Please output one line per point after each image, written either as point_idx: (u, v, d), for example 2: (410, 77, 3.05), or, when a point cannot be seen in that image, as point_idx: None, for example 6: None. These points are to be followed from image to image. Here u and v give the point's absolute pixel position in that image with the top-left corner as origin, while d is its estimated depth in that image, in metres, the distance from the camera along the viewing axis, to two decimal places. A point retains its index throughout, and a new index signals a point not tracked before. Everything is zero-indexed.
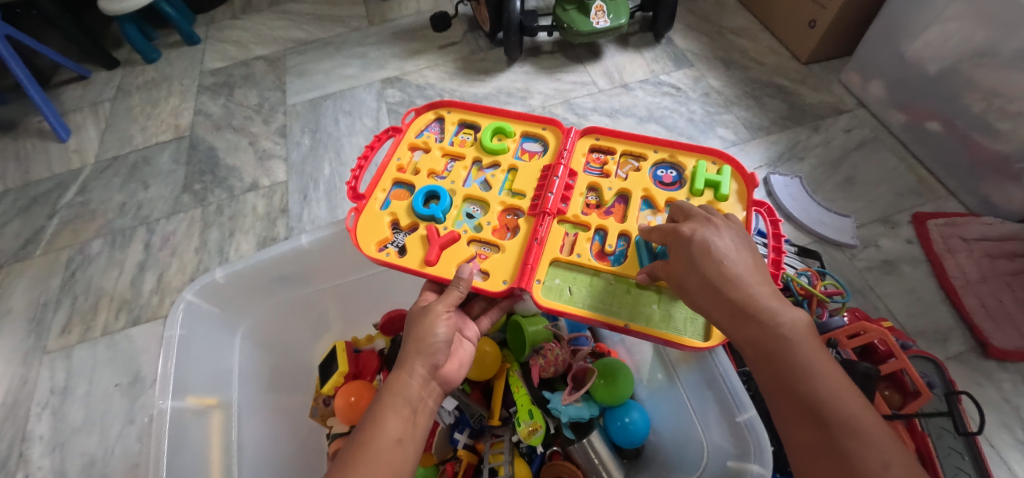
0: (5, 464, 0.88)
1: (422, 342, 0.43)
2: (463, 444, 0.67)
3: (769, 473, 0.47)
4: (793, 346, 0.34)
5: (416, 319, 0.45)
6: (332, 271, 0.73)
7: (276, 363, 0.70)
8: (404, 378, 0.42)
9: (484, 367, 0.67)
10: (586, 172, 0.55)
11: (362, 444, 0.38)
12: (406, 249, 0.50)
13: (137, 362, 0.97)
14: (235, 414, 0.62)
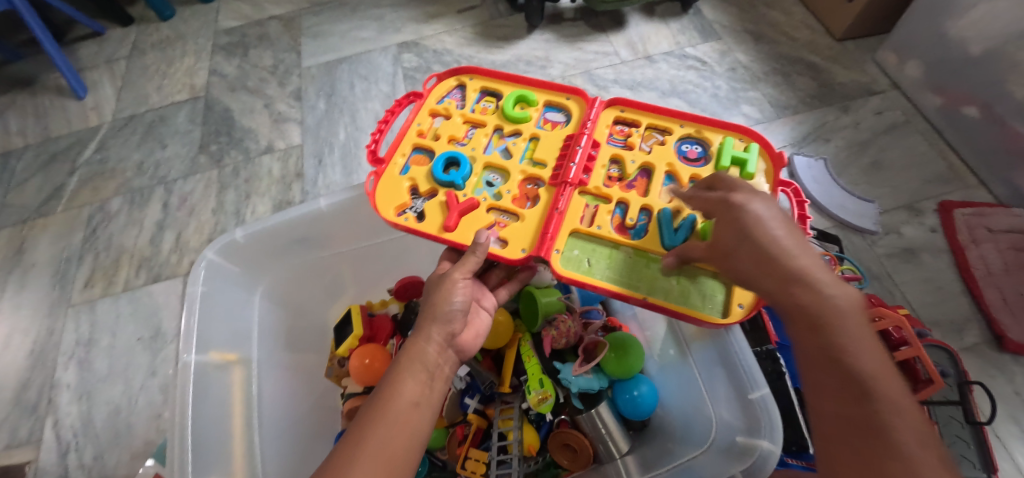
0: (35, 409, 0.93)
1: (438, 311, 0.44)
2: (473, 409, 0.69)
3: (779, 450, 0.48)
4: (845, 322, 0.33)
5: (432, 287, 0.46)
6: (350, 235, 0.73)
7: (293, 322, 0.72)
8: (421, 344, 0.43)
9: (496, 335, 0.69)
10: (609, 144, 0.54)
11: (381, 406, 0.39)
12: (426, 214, 0.50)
13: (158, 317, 1.00)
14: (255, 369, 0.63)
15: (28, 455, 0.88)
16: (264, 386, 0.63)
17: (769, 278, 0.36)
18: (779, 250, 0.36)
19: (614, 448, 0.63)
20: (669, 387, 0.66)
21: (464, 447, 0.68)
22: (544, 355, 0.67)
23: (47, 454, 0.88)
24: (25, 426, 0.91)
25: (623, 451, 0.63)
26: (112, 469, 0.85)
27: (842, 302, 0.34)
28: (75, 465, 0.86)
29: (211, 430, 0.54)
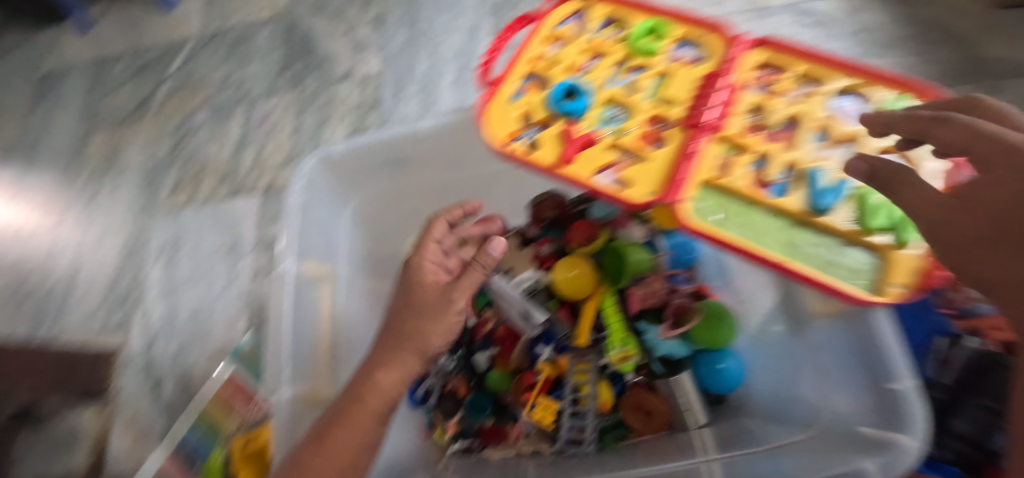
0: (126, 301, 0.99)
1: (424, 338, 0.50)
2: (544, 358, 0.66)
3: (920, 449, 0.36)
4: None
5: (419, 303, 0.51)
6: (438, 164, 0.70)
7: (374, 247, 0.71)
8: (399, 363, 0.49)
9: (579, 288, 0.66)
10: (751, 90, 0.47)
11: (354, 409, 0.47)
12: (539, 145, 0.47)
13: (238, 229, 1.01)
14: (343, 285, 0.64)
15: (119, 341, 0.96)
16: (348, 305, 0.63)
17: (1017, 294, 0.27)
18: None
19: (690, 418, 0.61)
20: (759, 365, 0.64)
21: (531, 395, 0.65)
22: (629, 313, 0.64)
23: (135, 343, 0.95)
24: (117, 315, 0.98)
25: (700, 423, 0.60)
26: (191, 363, 0.91)
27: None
28: (160, 355, 0.93)
29: (304, 337, 0.55)
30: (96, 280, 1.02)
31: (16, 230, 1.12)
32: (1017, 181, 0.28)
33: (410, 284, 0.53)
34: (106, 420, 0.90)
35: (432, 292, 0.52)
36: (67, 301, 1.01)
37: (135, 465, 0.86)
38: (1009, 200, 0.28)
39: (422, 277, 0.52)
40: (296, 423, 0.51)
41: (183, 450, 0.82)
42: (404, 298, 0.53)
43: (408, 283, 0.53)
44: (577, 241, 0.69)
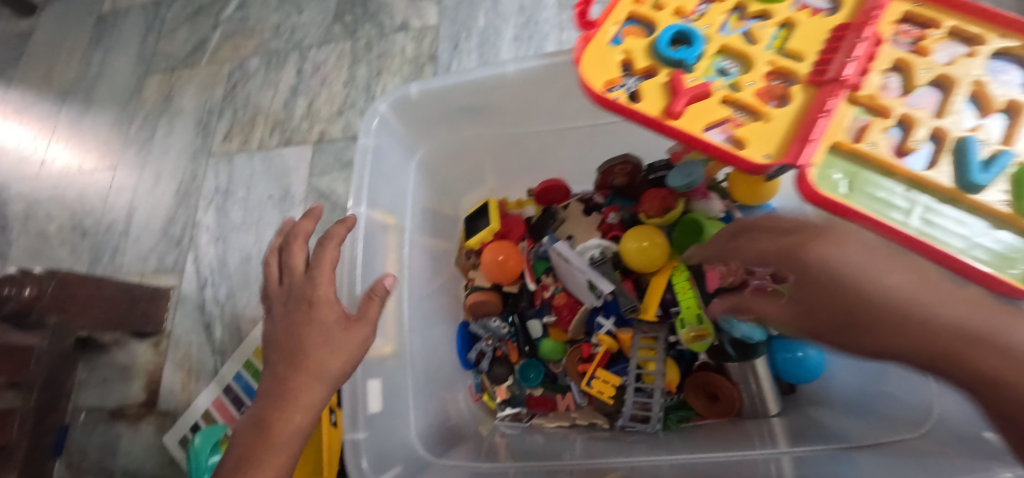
0: (180, 243, 1.00)
1: (313, 361, 0.42)
2: (606, 330, 0.64)
3: None
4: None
5: (310, 320, 0.44)
6: (509, 118, 0.64)
7: (435, 203, 0.68)
8: (295, 391, 0.41)
9: (650, 259, 0.62)
10: (891, 45, 0.41)
11: (261, 455, 0.39)
12: (640, 96, 0.42)
13: (289, 179, 0.99)
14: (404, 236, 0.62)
15: (172, 282, 0.97)
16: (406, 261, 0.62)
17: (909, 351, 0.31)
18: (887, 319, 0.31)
19: (762, 406, 0.58)
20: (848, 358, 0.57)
21: (589, 366, 0.64)
22: (704, 291, 0.59)
23: (188, 284, 0.96)
24: (171, 256, 0.99)
25: (773, 412, 0.58)
26: (242, 309, 0.92)
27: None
28: (212, 298, 0.94)
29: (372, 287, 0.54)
30: (151, 220, 1.03)
31: (76, 169, 1.10)
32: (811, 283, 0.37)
33: (295, 302, 0.46)
34: (161, 356, 0.92)
35: (329, 311, 0.44)
36: (124, 240, 1.02)
37: (186, 401, 0.88)
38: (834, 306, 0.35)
39: (318, 293, 0.45)
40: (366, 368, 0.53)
41: (232, 390, 0.85)
42: (287, 318, 0.46)
43: (301, 298, 0.46)
44: (649, 210, 0.64)
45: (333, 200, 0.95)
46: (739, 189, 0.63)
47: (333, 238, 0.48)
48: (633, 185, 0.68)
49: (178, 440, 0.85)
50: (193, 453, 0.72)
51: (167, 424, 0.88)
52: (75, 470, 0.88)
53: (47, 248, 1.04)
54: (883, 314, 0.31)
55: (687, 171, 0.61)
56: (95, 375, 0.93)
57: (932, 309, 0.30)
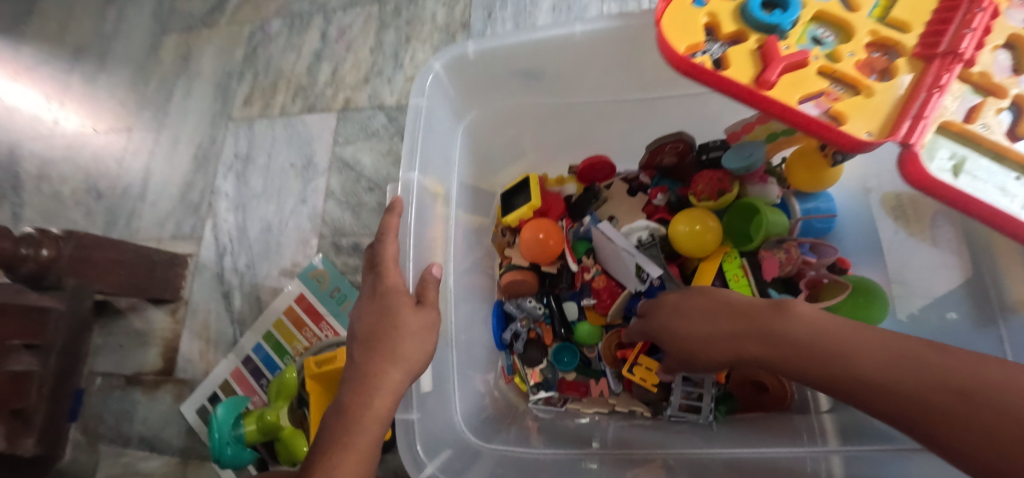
0: (198, 209, 0.97)
1: (403, 347, 0.37)
2: None
3: None
4: (859, 338, 0.35)
5: (387, 308, 0.38)
6: (576, 83, 0.59)
7: (476, 175, 0.65)
8: (379, 376, 0.36)
9: (702, 244, 0.59)
10: (1007, 18, 0.36)
11: (345, 439, 0.34)
12: (725, 64, 0.39)
13: (312, 146, 0.96)
14: (451, 204, 0.59)
15: (190, 249, 0.94)
16: (452, 232, 0.59)
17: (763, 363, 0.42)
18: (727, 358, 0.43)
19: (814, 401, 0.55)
20: None
21: (631, 352, 0.61)
22: (761, 280, 0.57)
23: (207, 251, 0.93)
24: (189, 222, 0.96)
25: (823, 408, 0.55)
26: (262, 279, 0.89)
27: (827, 317, 0.38)
28: (231, 267, 0.91)
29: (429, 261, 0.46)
30: (168, 185, 1.00)
31: (91, 130, 1.06)
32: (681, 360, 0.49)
33: (368, 295, 0.41)
34: (178, 324, 0.90)
35: (403, 296, 0.39)
36: (141, 204, 0.99)
37: (204, 371, 0.87)
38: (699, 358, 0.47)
39: (388, 281, 0.40)
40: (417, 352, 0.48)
41: (252, 361, 0.85)
42: (360, 312, 0.40)
43: (372, 290, 0.41)
44: (701, 192, 0.61)
45: (358, 171, 0.91)
46: (798, 174, 0.60)
47: (391, 231, 0.42)
48: (681, 166, 0.64)
49: (197, 408, 0.84)
50: (216, 424, 0.72)
51: (184, 392, 0.86)
52: (92, 435, 0.86)
53: (61, 210, 1.01)
54: (706, 333, 0.44)
55: (747, 150, 0.58)
56: (110, 341, 0.91)
57: (723, 322, 0.43)
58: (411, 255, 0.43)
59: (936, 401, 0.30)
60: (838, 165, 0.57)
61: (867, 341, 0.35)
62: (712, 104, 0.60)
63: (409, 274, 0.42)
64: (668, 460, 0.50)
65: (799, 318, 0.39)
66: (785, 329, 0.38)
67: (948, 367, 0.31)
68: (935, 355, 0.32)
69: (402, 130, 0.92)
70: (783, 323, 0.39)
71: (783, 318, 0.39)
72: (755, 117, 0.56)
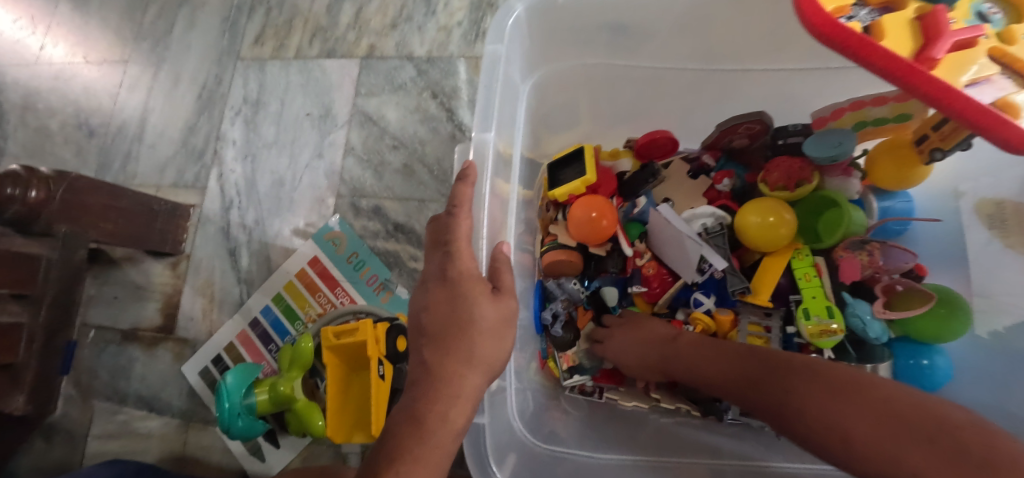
0: (202, 156, 0.89)
1: (479, 348, 0.35)
2: (704, 308, 0.56)
3: None
4: (730, 356, 0.46)
5: (461, 300, 0.36)
6: (664, 49, 0.53)
7: (535, 140, 0.59)
8: (456, 379, 0.34)
9: (773, 238, 0.54)
10: None
11: (419, 451, 0.32)
12: (878, 34, 0.32)
13: (330, 96, 0.87)
14: (516, 170, 0.50)
15: (193, 199, 0.87)
16: (515, 208, 0.50)
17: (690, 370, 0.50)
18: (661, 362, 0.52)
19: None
20: (984, 374, 0.49)
21: None
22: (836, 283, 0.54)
23: (211, 203, 0.86)
24: (191, 170, 0.88)
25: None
26: (272, 237, 0.83)
27: (712, 341, 0.49)
28: (237, 222, 0.85)
29: (499, 237, 0.44)
30: (168, 128, 0.91)
31: (81, 60, 0.96)
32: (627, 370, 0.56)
33: (435, 280, 0.37)
34: (179, 279, 0.84)
35: (478, 285, 0.36)
36: (138, 146, 0.91)
37: (208, 331, 0.81)
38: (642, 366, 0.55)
39: (459, 267, 0.37)
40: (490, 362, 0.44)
41: (260, 325, 0.79)
42: (426, 301, 0.37)
43: (440, 275, 0.37)
44: (775, 181, 0.55)
45: (381, 127, 0.84)
46: (882, 170, 0.54)
47: (465, 203, 0.38)
48: (747, 150, 0.59)
49: (199, 370, 0.79)
50: (224, 393, 0.68)
51: (186, 352, 0.81)
52: (85, 391, 0.81)
53: (48, 146, 0.92)
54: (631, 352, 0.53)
55: (834, 138, 0.52)
56: (105, 292, 0.85)
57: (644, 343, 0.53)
58: (483, 232, 0.40)
59: (763, 383, 0.41)
60: (931, 164, 0.50)
61: (731, 358, 0.45)
62: (803, 84, 0.54)
63: (482, 251, 0.40)
64: (716, 468, 0.47)
65: (694, 344, 0.50)
66: (686, 353, 0.49)
67: (776, 367, 0.41)
68: (774, 359, 0.42)
69: (431, 85, 0.84)
70: (684, 349, 0.50)
71: (683, 344, 0.50)
72: (848, 103, 0.52)
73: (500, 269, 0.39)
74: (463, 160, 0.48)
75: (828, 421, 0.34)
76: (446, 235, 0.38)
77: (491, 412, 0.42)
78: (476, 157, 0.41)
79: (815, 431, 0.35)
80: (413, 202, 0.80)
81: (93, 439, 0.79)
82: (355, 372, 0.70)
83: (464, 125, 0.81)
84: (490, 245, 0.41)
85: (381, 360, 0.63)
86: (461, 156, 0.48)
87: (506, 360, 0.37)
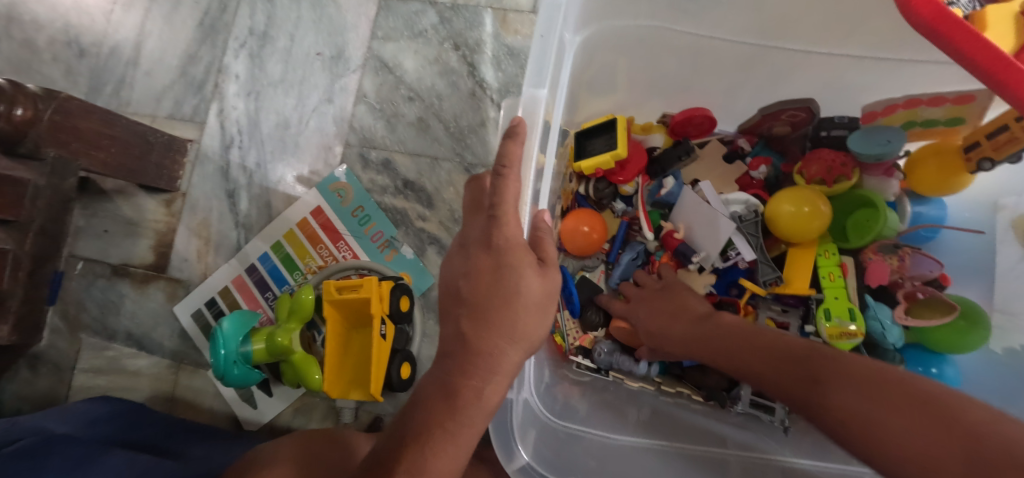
0: (202, 88, 0.83)
1: (523, 324, 0.33)
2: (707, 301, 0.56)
3: None
4: (768, 350, 0.39)
5: (506, 270, 0.33)
6: (721, 18, 0.50)
7: (574, 103, 0.55)
8: (495, 355, 0.33)
9: (806, 229, 0.52)
10: None
11: (451, 426, 0.32)
12: (977, 26, 0.30)
13: (344, 35, 0.81)
14: (556, 136, 0.47)
15: (191, 134, 0.82)
16: (551, 175, 0.47)
17: (698, 340, 0.46)
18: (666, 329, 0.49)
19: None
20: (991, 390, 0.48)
21: None
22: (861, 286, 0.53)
23: (210, 140, 0.82)
24: (190, 102, 0.83)
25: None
26: (274, 182, 0.79)
27: (766, 334, 0.41)
28: (238, 162, 0.80)
29: (536, 205, 0.42)
30: (166, 54, 0.85)
31: None
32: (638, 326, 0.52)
33: (477, 245, 0.35)
34: (174, 217, 0.80)
35: (524, 255, 0.34)
36: (133, 71, 0.85)
37: (203, 273, 0.78)
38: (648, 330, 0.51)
39: (505, 235, 0.34)
40: (521, 374, 0.43)
41: (257, 271, 0.77)
42: (465, 268, 0.35)
43: (482, 240, 0.35)
44: (812, 175, 0.53)
45: (397, 75, 0.79)
46: (923, 173, 0.52)
47: (515, 162, 0.34)
48: (785, 138, 0.57)
49: (192, 312, 0.77)
50: (220, 339, 0.66)
51: (178, 293, 0.78)
52: (72, 323, 0.78)
53: (34, 62, 0.85)
54: (656, 327, 0.50)
55: (883, 136, 0.50)
56: (94, 225, 0.81)
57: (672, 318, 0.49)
58: (527, 197, 0.39)
59: (776, 372, 0.37)
60: (977, 173, 0.48)
61: (749, 343, 0.41)
62: (866, 74, 0.50)
63: (523, 217, 0.38)
64: (723, 460, 0.45)
65: (745, 333, 0.43)
66: (715, 337, 0.45)
67: (807, 358, 0.36)
68: (822, 354, 0.35)
69: (453, 36, 0.79)
70: (717, 336, 0.45)
71: (720, 332, 0.45)
72: (903, 100, 0.49)
73: (542, 239, 0.37)
74: (509, 118, 0.44)
75: (901, 438, 0.28)
76: (492, 197, 0.35)
77: (516, 390, 0.41)
78: (525, 115, 0.39)
79: (852, 429, 0.30)
80: (426, 159, 0.76)
81: (80, 372, 0.76)
82: (356, 328, 0.68)
83: (485, 82, 0.77)
84: (531, 212, 0.40)
85: (383, 319, 0.62)
86: (505, 114, 0.45)
87: (544, 336, 0.35)
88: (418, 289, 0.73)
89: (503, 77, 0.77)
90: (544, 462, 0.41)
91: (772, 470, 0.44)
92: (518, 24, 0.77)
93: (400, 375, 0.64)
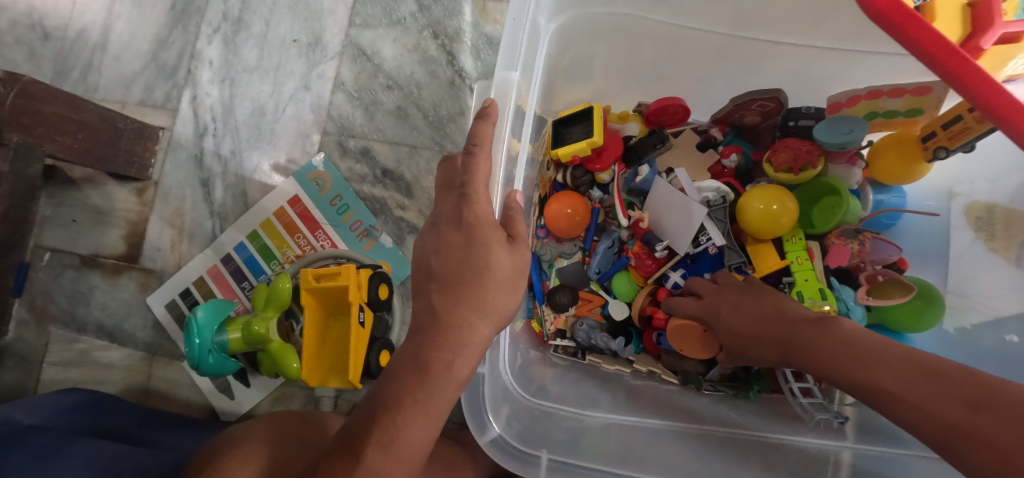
0: (174, 74, 0.81)
1: (491, 298, 0.34)
2: (674, 284, 0.58)
3: None
4: (890, 357, 0.36)
5: (476, 245, 0.34)
6: (690, 9, 0.51)
7: (550, 90, 0.56)
8: (465, 329, 0.33)
9: (772, 227, 0.53)
10: None
11: (421, 397, 0.32)
12: (927, 16, 0.31)
13: (321, 21, 0.80)
14: (530, 124, 0.48)
15: (163, 121, 0.80)
16: (525, 161, 0.48)
17: (791, 341, 0.43)
18: (758, 330, 0.47)
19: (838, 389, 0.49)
20: None
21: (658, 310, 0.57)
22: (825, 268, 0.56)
23: (183, 127, 0.80)
24: (162, 88, 0.81)
25: (847, 400, 0.49)
26: (250, 171, 0.78)
27: (876, 338, 0.38)
28: (212, 150, 0.79)
29: (509, 188, 0.43)
30: (136, 38, 0.83)
31: None
32: (723, 327, 0.50)
33: (449, 223, 0.36)
34: (145, 206, 0.79)
35: (494, 232, 0.34)
36: (101, 56, 0.82)
37: (177, 263, 0.77)
38: (734, 331, 0.49)
39: (475, 211, 0.35)
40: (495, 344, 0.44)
41: (233, 261, 0.76)
42: (437, 244, 0.36)
43: (453, 217, 0.35)
44: (781, 162, 0.55)
45: (376, 63, 0.79)
46: (884, 163, 0.54)
47: (486, 140, 0.35)
48: (756, 128, 0.59)
49: (166, 303, 0.76)
50: (194, 328, 0.65)
51: (151, 283, 0.77)
52: (40, 314, 0.76)
53: None
54: (755, 327, 0.47)
55: (846, 126, 0.51)
56: (61, 214, 0.79)
57: (770, 321, 0.46)
58: (500, 177, 0.40)
59: (882, 377, 0.35)
60: (934, 162, 0.50)
61: (855, 345, 0.38)
62: (829, 64, 0.52)
63: (495, 196, 0.39)
64: (695, 433, 0.47)
65: (853, 335, 0.39)
66: (812, 338, 0.42)
67: (928, 372, 0.33)
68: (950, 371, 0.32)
69: (432, 24, 0.78)
70: (825, 334, 0.41)
71: (826, 331, 0.41)
72: (865, 90, 0.50)
73: (513, 218, 0.38)
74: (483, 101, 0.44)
75: None
76: (464, 176, 0.35)
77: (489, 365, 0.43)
78: (498, 98, 0.40)
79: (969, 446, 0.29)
80: (405, 147, 0.76)
81: (49, 366, 0.75)
82: (333, 316, 0.68)
83: (464, 71, 0.77)
84: (503, 192, 0.41)
85: (361, 306, 0.62)
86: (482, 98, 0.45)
87: (515, 311, 0.36)
88: (397, 278, 0.73)
89: (482, 66, 0.77)
90: (514, 433, 0.43)
91: (740, 443, 0.46)
92: (497, 13, 0.77)
93: (378, 362, 0.64)
